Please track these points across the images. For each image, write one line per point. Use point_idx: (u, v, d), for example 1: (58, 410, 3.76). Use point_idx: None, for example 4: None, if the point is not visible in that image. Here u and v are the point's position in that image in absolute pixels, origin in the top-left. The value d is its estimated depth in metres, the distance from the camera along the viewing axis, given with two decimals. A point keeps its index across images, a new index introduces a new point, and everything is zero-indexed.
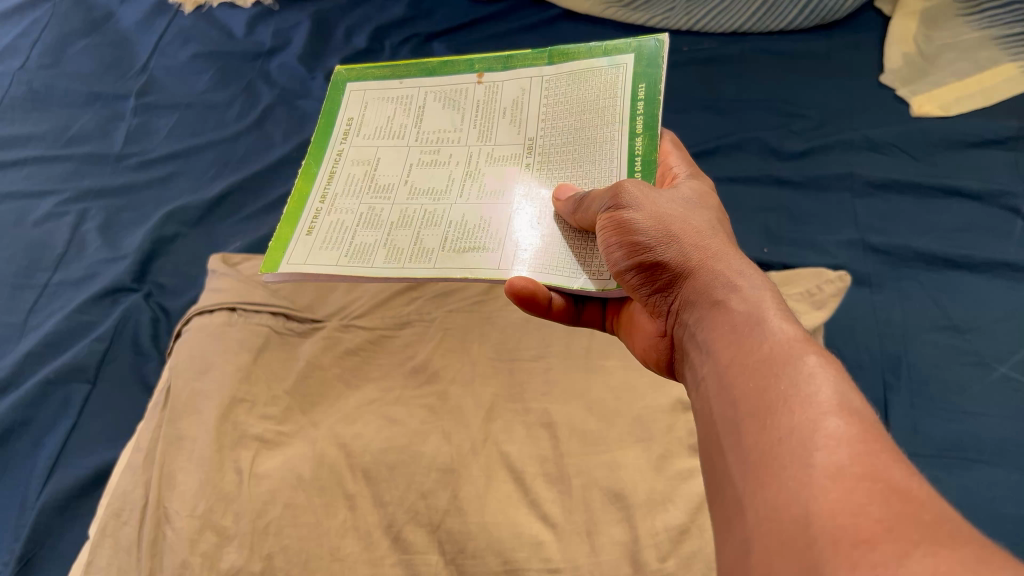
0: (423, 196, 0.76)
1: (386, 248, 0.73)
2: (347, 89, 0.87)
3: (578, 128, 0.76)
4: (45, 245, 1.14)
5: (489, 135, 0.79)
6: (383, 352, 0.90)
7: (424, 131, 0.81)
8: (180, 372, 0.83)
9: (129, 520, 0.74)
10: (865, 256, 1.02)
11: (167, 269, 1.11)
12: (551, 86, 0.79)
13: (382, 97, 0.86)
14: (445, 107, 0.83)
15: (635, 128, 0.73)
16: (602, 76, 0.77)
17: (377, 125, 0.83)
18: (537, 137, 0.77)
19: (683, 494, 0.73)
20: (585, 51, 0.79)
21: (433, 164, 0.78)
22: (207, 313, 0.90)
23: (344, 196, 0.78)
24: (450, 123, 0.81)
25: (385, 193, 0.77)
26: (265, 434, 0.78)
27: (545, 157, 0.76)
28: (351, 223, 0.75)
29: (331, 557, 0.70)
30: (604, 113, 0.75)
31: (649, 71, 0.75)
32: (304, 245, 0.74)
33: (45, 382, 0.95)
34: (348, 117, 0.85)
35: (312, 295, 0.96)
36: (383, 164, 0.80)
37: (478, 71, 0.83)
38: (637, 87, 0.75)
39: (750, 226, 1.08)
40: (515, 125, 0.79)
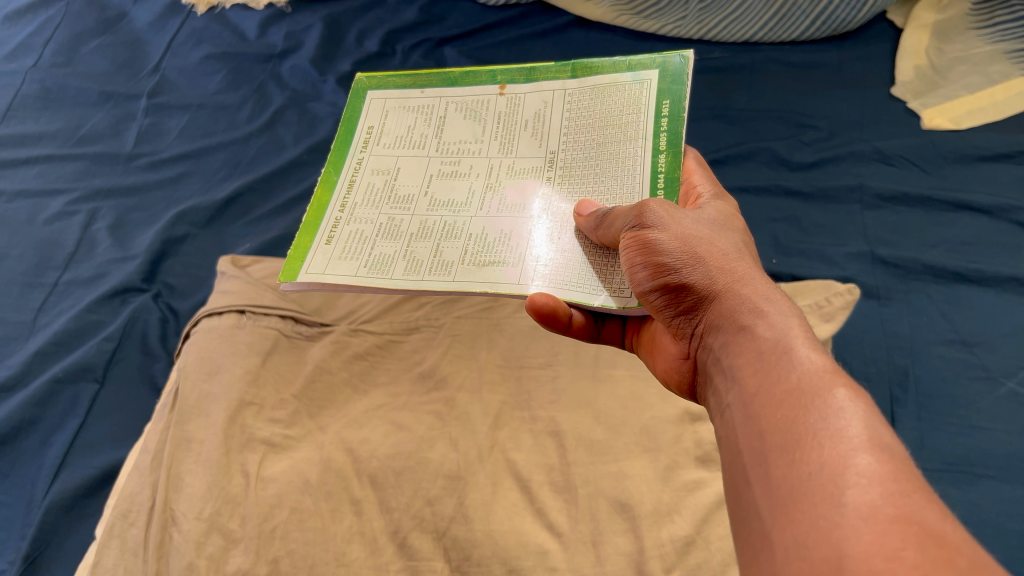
0: (443, 208, 0.77)
1: (405, 259, 0.73)
2: (368, 98, 0.88)
3: (600, 142, 0.76)
4: (55, 244, 1.14)
5: (510, 147, 0.79)
6: (391, 358, 0.90)
7: (445, 141, 0.82)
8: (189, 375, 0.83)
9: (136, 522, 0.74)
10: (874, 268, 1.02)
11: (177, 269, 1.11)
12: (575, 100, 0.80)
13: (404, 106, 0.86)
14: (467, 117, 0.83)
15: (659, 145, 0.73)
16: (626, 92, 0.77)
17: (398, 134, 0.84)
18: (559, 151, 0.78)
19: (689, 504, 0.73)
20: (609, 65, 0.80)
21: (453, 176, 0.79)
22: (216, 315, 0.90)
23: (363, 206, 0.79)
24: (472, 134, 0.82)
25: (405, 204, 0.78)
26: (273, 437, 0.78)
27: (566, 171, 0.76)
28: (372, 233, 0.76)
29: (336, 562, 0.70)
30: (627, 128, 0.75)
31: (675, 87, 0.75)
32: (323, 255, 0.75)
33: (54, 380, 0.95)
34: (369, 125, 0.86)
35: (321, 299, 0.97)
36: (403, 174, 0.81)
37: (500, 83, 0.84)
38: (662, 104, 0.75)
39: (760, 237, 1.08)
40: (536, 138, 0.79)
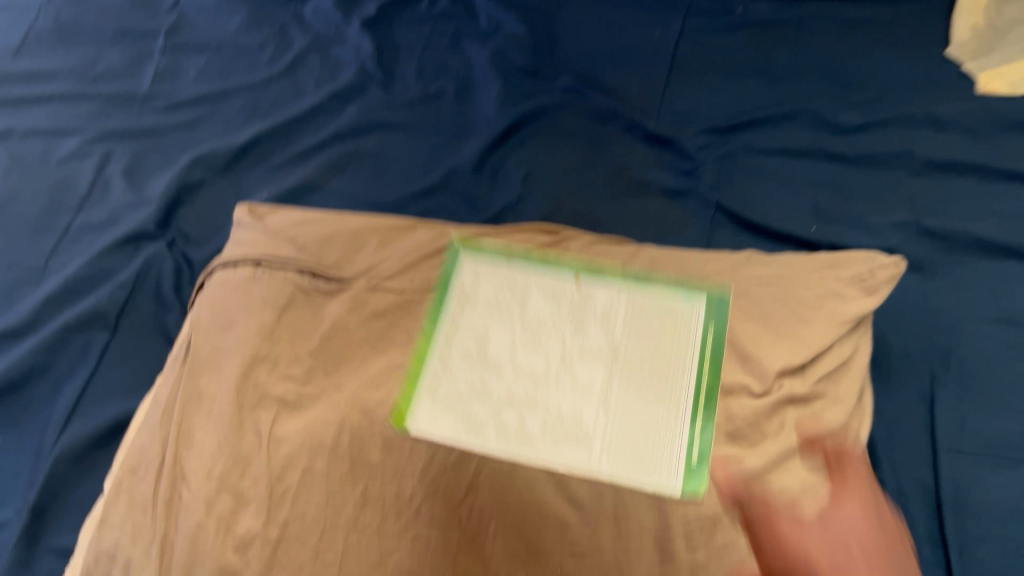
0: (528, 376, 0.73)
1: (497, 424, 0.70)
2: (462, 257, 0.82)
3: (659, 347, 0.75)
4: (68, 186, 1.11)
5: (583, 334, 0.76)
6: (409, 318, 0.81)
7: (530, 318, 0.77)
8: (202, 328, 0.81)
9: (144, 478, 0.71)
10: (920, 241, 0.97)
11: (192, 217, 1.08)
12: (641, 315, 0.77)
13: (496, 279, 0.80)
14: (549, 301, 0.78)
15: (702, 363, 0.74)
16: (680, 315, 0.77)
17: (489, 307, 0.78)
18: (623, 348, 0.75)
19: (718, 483, 0.69)
20: (666, 280, 0.79)
21: (535, 351, 0.75)
22: (231, 267, 0.87)
23: (456, 363, 0.74)
24: (553, 314, 0.77)
25: (493, 369, 0.74)
26: (288, 395, 0.75)
27: (631, 380, 0.73)
28: (464, 394, 0.72)
29: (348, 527, 0.69)
30: (681, 354, 0.74)
31: (717, 317, 0.77)
32: (430, 410, 0.71)
33: (65, 328, 0.93)
34: (461, 292, 0.80)
35: (338, 252, 0.88)
36: (495, 342, 0.76)
37: (576, 274, 0.80)
38: (706, 332, 0.76)
39: (800, 203, 1.04)
40: (608, 334, 0.76)
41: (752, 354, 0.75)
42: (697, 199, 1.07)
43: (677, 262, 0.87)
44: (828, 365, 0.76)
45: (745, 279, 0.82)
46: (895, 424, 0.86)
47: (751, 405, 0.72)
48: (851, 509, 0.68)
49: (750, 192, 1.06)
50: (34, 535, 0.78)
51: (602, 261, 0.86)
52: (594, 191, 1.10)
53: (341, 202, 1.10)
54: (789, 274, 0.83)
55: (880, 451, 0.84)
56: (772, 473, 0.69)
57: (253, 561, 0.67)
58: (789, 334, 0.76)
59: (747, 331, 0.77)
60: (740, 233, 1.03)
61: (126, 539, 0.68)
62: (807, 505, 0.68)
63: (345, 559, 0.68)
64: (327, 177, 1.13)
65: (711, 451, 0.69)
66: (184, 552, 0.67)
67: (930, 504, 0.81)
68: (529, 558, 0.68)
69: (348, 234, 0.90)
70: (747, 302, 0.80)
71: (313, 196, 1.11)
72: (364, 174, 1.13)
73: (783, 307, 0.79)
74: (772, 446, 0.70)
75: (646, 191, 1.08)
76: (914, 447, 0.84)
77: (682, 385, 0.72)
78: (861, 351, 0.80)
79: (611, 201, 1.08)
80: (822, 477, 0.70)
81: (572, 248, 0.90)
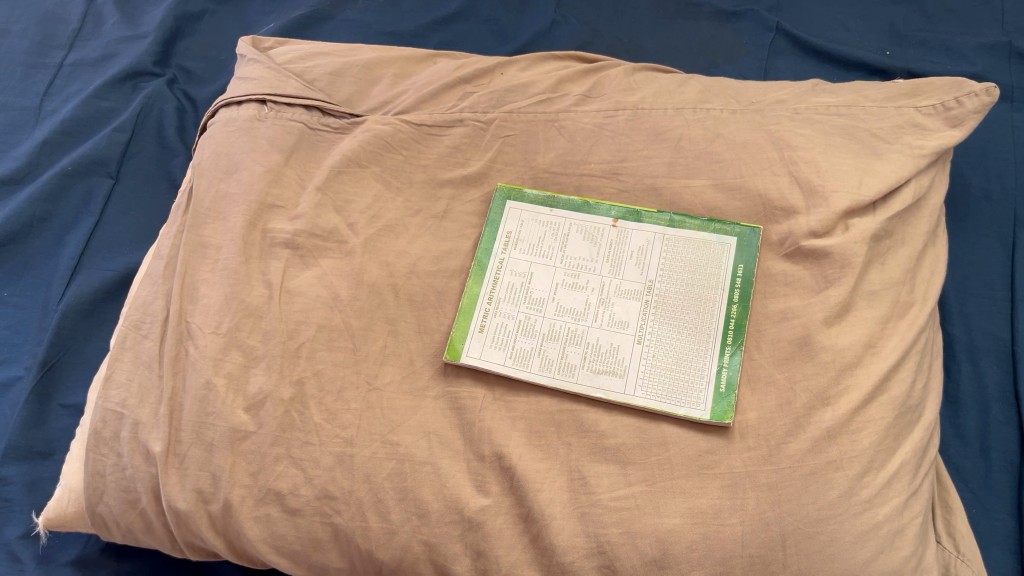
0: (574, 318, 0.66)
1: (546, 349, 0.65)
2: (508, 202, 0.72)
3: (688, 298, 0.66)
4: (59, 19, 1.04)
5: (614, 287, 0.67)
6: (429, 154, 0.74)
7: (569, 268, 0.68)
8: (204, 173, 0.73)
9: (149, 334, 0.66)
10: (1010, 65, 0.90)
11: (194, 52, 1.03)
12: (679, 250, 0.68)
13: (540, 222, 0.71)
14: (586, 245, 0.69)
15: (732, 295, 0.65)
16: (707, 254, 0.67)
17: (534, 244, 0.70)
18: (658, 291, 0.66)
19: (770, 338, 0.63)
20: (697, 221, 0.69)
21: (576, 294, 0.67)
22: (235, 105, 0.77)
23: (505, 301, 0.68)
24: (590, 265, 0.68)
25: (541, 308, 0.67)
26: (296, 238, 0.69)
27: (666, 319, 0.65)
28: (514, 328, 0.66)
29: (367, 387, 0.64)
30: (714, 288, 0.66)
31: (749, 255, 0.66)
32: (482, 341, 0.65)
33: (64, 174, 0.92)
34: (504, 236, 0.70)
35: (351, 87, 0.79)
36: (537, 287, 0.68)
37: (614, 216, 0.70)
38: (736, 268, 0.66)
39: (875, 23, 0.96)
40: (642, 277, 0.67)
41: (818, 187, 0.67)
42: (755, 21, 0.97)
43: (730, 88, 0.78)
44: (905, 201, 0.67)
45: (810, 106, 0.73)
46: (971, 270, 0.81)
47: (813, 258, 0.65)
48: (913, 366, 0.62)
49: (819, 12, 0.98)
50: (46, 389, 0.81)
51: (647, 102, 0.76)
52: (637, 12, 1.01)
53: (354, 32, 1.02)
54: (861, 102, 0.73)
55: (952, 301, 0.79)
56: (831, 328, 0.62)
57: (267, 421, 0.62)
58: (863, 164, 0.68)
59: (827, 161, 0.68)
60: (803, 58, 0.95)
61: (134, 399, 0.64)
62: (872, 366, 0.61)
63: (364, 420, 0.62)
64: (338, 4, 1.05)
65: (739, 378, 0.62)
66: (195, 410, 0.62)
67: (1004, 356, 0.76)
68: (566, 420, 0.62)
69: (360, 66, 0.80)
70: (817, 129, 0.71)
71: (325, 24, 1.03)
72: (379, 0, 1.05)
73: (852, 142, 0.70)
74: (834, 295, 0.63)
75: (698, 11, 1.00)
76: (990, 294, 0.79)
77: (714, 315, 0.65)
78: (937, 191, 0.71)
79: (654, 25, 1.00)
80: (887, 330, 0.63)
81: (610, 88, 0.78)
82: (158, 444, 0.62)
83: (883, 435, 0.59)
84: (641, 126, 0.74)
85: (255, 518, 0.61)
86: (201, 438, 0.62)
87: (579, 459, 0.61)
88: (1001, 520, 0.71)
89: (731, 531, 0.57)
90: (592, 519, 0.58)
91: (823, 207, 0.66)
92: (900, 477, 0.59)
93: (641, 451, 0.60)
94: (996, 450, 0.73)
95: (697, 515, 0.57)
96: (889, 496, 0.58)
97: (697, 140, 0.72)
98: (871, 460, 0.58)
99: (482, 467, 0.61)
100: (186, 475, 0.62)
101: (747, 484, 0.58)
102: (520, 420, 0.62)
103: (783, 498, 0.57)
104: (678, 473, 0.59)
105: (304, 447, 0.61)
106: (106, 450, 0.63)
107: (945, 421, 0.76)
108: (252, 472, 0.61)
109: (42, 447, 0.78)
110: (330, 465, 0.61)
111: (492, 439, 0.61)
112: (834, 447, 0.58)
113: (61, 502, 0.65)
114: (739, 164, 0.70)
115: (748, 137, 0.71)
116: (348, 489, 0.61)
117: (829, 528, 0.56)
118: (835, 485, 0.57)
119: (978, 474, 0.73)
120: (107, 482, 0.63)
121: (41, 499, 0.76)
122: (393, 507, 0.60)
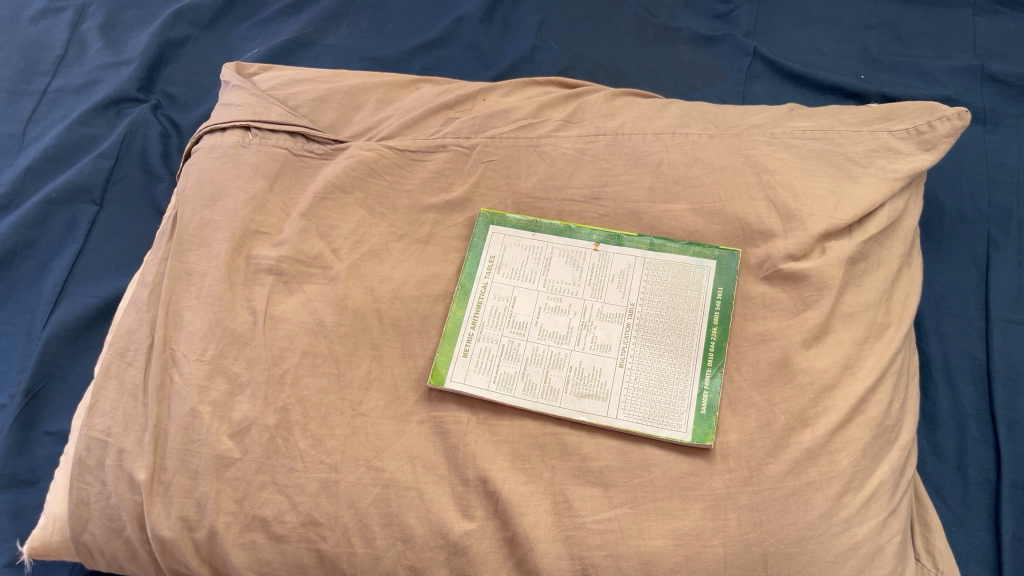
0: (557, 342, 0.67)
1: (530, 374, 0.65)
2: (491, 227, 0.73)
3: (669, 321, 0.67)
4: (42, 46, 1.05)
5: (597, 310, 0.68)
6: (412, 179, 0.75)
7: (552, 292, 0.69)
8: (188, 201, 0.73)
9: (134, 361, 0.66)
10: (982, 87, 0.92)
11: (178, 77, 1.03)
12: (660, 273, 0.69)
13: (523, 247, 0.72)
14: (568, 270, 0.70)
15: (712, 318, 0.66)
16: (686, 277, 0.68)
17: (518, 268, 0.71)
18: (639, 314, 0.67)
19: (750, 360, 0.64)
20: (676, 244, 0.70)
21: (559, 318, 0.68)
22: (219, 131, 0.78)
23: (489, 325, 0.68)
24: (572, 288, 0.69)
25: (524, 332, 0.68)
26: (281, 265, 0.69)
27: (647, 342, 0.66)
28: (497, 353, 0.67)
29: (352, 413, 0.64)
30: (694, 310, 0.67)
31: (729, 278, 0.67)
32: (466, 366, 0.66)
33: (48, 201, 0.92)
34: (487, 260, 0.71)
35: (334, 113, 0.79)
36: (521, 311, 0.69)
37: (596, 240, 0.71)
38: (716, 291, 0.67)
39: (849, 48, 0.98)
40: (623, 301, 0.68)
41: (795, 211, 0.68)
42: (733, 46, 0.99)
43: (708, 113, 0.79)
44: (880, 224, 0.69)
45: (787, 131, 0.75)
46: (946, 290, 0.82)
47: (790, 281, 0.66)
48: (890, 386, 0.64)
49: (795, 36, 1.00)
50: (30, 417, 0.81)
51: (627, 127, 0.77)
52: (617, 37, 1.02)
53: (338, 57, 1.03)
54: (836, 126, 0.75)
55: (928, 320, 0.81)
56: (809, 350, 0.63)
57: (252, 448, 0.62)
58: (839, 188, 0.69)
59: (804, 185, 0.69)
60: (780, 81, 0.97)
61: (118, 427, 0.64)
62: (850, 387, 0.62)
63: (348, 445, 0.63)
64: (322, 30, 1.06)
65: (720, 400, 0.63)
66: (179, 438, 0.63)
67: (980, 375, 0.78)
68: (550, 443, 0.63)
69: (344, 92, 0.81)
70: (794, 153, 0.72)
71: (309, 50, 1.04)
72: (362, 26, 1.06)
73: (828, 166, 0.71)
74: (812, 317, 0.64)
75: (676, 36, 1.01)
76: (964, 313, 0.81)
77: (695, 337, 0.65)
78: (911, 213, 0.73)
79: (634, 50, 1.01)
80: (864, 351, 0.64)
81: (590, 114, 0.79)
82: (143, 472, 0.62)
83: (861, 456, 0.60)
84: (622, 152, 0.75)
85: (240, 545, 0.61)
86: (186, 466, 0.62)
87: (563, 482, 0.61)
88: (978, 537, 0.72)
89: (713, 552, 0.57)
90: (576, 542, 0.59)
91: (800, 231, 0.67)
92: (879, 496, 0.60)
93: (624, 474, 0.61)
94: (972, 467, 0.74)
95: (680, 537, 0.58)
96: (868, 515, 0.59)
97: (676, 164, 0.73)
98: (850, 481, 0.59)
99: (466, 491, 0.61)
100: (172, 502, 0.62)
101: (729, 505, 0.59)
102: (504, 444, 0.63)
103: (764, 519, 0.58)
104: (661, 495, 0.60)
105: (289, 473, 0.62)
106: (90, 478, 0.63)
107: (922, 438, 0.77)
108: (237, 499, 0.61)
109: (27, 474, 0.78)
110: (316, 491, 0.61)
111: (476, 463, 0.62)
112: (813, 468, 0.59)
113: (45, 531, 0.65)
114: (718, 188, 0.71)
115: (726, 161, 0.72)
116: (334, 516, 0.61)
117: (809, 548, 0.57)
118: (815, 506, 0.58)
119: (956, 491, 0.74)
120: (92, 510, 0.63)
121: (25, 527, 0.76)
122: (378, 533, 0.60)
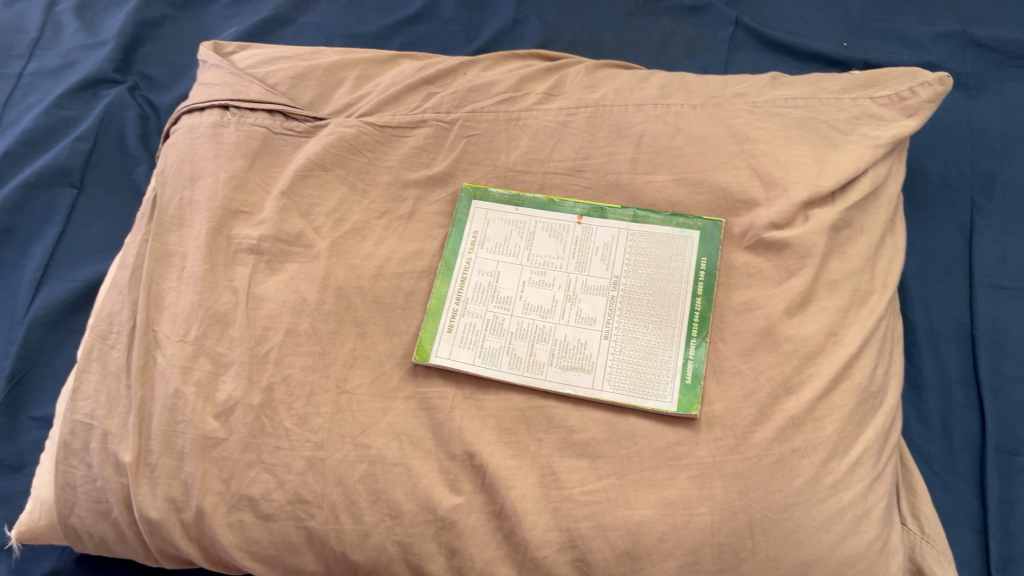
0: (541, 315, 0.67)
1: (515, 349, 0.65)
2: (473, 202, 0.72)
3: (654, 292, 0.67)
4: (16, 28, 1.04)
5: (580, 282, 0.68)
6: (393, 155, 0.74)
7: (534, 265, 0.69)
8: (168, 181, 0.72)
9: (117, 343, 0.66)
10: (966, 53, 0.92)
11: (155, 57, 1.03)
12: (643, 244, 0.69)
13: (507, 221, 0.71)
14: (550, 244, 0.70)
15: (695, 288, 0.66)
16: (669, 247, 0.68)
17: (501, 243, 0.71)
18: (623, 283, 0.67)
19: (733, 330, 0.64)
20: (659, 217, 0.69)
21: (543, 290, 0.68)
22: (197, 111, 0.77)
23: (474, 299, 0.68)
24: (555, 261, 0.69)
25: (509, 306, 0.68)
26: (262, 244, 0.69)
27: (631, 312, 0.66)
28: (482, 327, 0.67)
29: (337, 390, 0.64)
30: (677, 281, 0.67)
31: (713, 249, 0.67)
32: (451, 342, 0.66)
33: (26, 185, 0.91)
34: (470, 236, 0.71)
35: (314, 90, 0.79)
36: (505, 285, 0.69)
37: (579, 213, 0.71)
38: (699, 262, 0.67)
39: (832, 15, 0.98)
40: (606, 273, 0.68)
41: (778, 179, 0.68)
42: (716, 16, 0.99)
43: (690, 83, 0.79)
44: (863, 190, 0.69)
45: (769, 99, 0.74)
46: (930, 257, 0.82)
47: (774, 250, 0.66)
48: (874, 352, 0.64)
49: (778, 5, 0.99)
50: (15, 402, 0.81)
51: (608, 98, 0.76)
52: (599, 9, 1.02)
53: (317, 35, 1.02)
54: (819, 94, 0.74)
55: (913, 287, 0.81)
56: (793, 318, 0.63)
57: (237, 428, 0.62)
58: (821, 156, 0.69)
59: (786, 154, 0.69)
60: (762, 51, 0.97)
61: (102, 410, 0.63)
62: (834, 353, 0.62)
63: (334, 423, 0.63)
64: (300, 7, 1.05)
65: (705, 369, 0.63)
66: (164, 420, 0.62)
67: (964, 341, 0.78)
68: (535, 416, 0.63)
69: (323, 69, 0.80)
70: (776, 122, 0.72)
71: (287, 28, 1.03)
72: (341, 3, 1.05)
73: (811, 134, 0.71)
74: (796, 285, 0.64)
75: (658, 7, 1.01)
76: (949, 279, 0.81)
77: (679, 308, 0.65)
78: (894, 179, 0.73)
79: (616, 22, 1.01)
80: (848, 318, 0.64)
81: (572, 86, 0.79)
82: (128, 455, 0.62)
83: (846, 423, 0.60)
84: (603, 124, 0.74)
85: (228, 524, 0.61)
86: (171, 447, 0.62)
87: (550, 454, 0.61)
88: (964, 500, 0.72)
89: (700, 520, 0.57)
90: (564, 513, 0.59)
91: (783, 199, 0.67)
92: (864, 462, 0.59)
93: (610, 445, 0.61)
94: (957, 431, 0.75)
95: (667, 506, 0.58)
96: (852, 481, 0.59)
97: (658, 135, 0.73)
98: (835, 446, 0.59)
99: (453, 465, 0.61)
100: (158, 484, 0.62)
101: (715, 473, 0.59)
102: (491, 417, 0.63)
103: (750, 487, 0.58)
104: (647, 465, 0.60)
105: (275, 452, 0.62)
106: (76, 461, 0.63)
107: (908, 405, 0.77)
108: (223, 479, 0.61)
109: (13, 460, 0.78)
110: (302, 469, 0.61)
111: (462, 437, 0.62)
112: (798, 435, 0.59)
113: (32, 515, 0.65)
114: (700, 158, 0.71)
115: (709, 131, 0.72)
116: (321, 493, 0.61)
117: (795, 514, 0.57)
118: (800, 472, 0.58)
119: (942, 456, 0.74)
120: (78, 493, 0.63)
121: (13, 512, 0.76)
122: (366, 509, 0.60)
